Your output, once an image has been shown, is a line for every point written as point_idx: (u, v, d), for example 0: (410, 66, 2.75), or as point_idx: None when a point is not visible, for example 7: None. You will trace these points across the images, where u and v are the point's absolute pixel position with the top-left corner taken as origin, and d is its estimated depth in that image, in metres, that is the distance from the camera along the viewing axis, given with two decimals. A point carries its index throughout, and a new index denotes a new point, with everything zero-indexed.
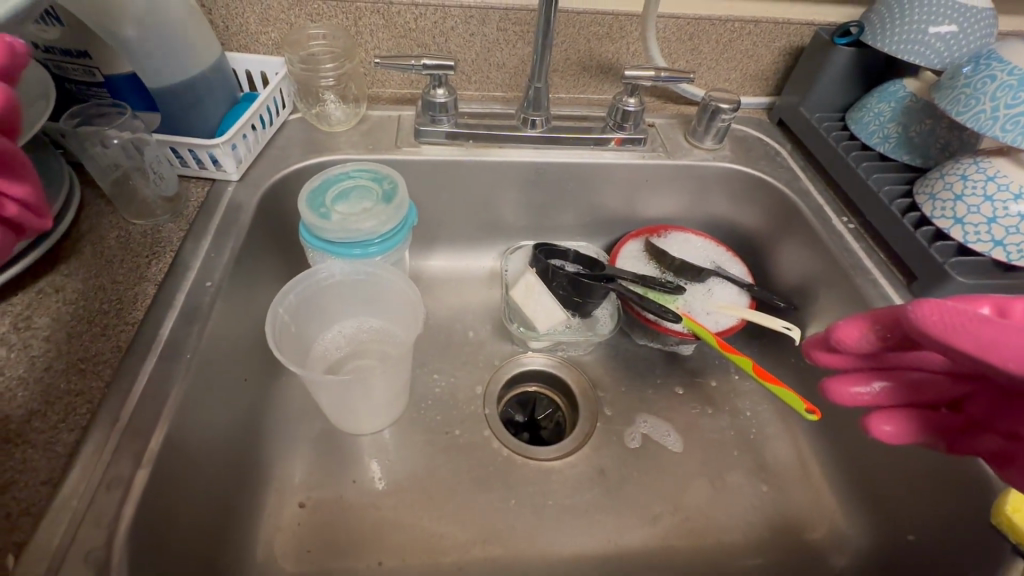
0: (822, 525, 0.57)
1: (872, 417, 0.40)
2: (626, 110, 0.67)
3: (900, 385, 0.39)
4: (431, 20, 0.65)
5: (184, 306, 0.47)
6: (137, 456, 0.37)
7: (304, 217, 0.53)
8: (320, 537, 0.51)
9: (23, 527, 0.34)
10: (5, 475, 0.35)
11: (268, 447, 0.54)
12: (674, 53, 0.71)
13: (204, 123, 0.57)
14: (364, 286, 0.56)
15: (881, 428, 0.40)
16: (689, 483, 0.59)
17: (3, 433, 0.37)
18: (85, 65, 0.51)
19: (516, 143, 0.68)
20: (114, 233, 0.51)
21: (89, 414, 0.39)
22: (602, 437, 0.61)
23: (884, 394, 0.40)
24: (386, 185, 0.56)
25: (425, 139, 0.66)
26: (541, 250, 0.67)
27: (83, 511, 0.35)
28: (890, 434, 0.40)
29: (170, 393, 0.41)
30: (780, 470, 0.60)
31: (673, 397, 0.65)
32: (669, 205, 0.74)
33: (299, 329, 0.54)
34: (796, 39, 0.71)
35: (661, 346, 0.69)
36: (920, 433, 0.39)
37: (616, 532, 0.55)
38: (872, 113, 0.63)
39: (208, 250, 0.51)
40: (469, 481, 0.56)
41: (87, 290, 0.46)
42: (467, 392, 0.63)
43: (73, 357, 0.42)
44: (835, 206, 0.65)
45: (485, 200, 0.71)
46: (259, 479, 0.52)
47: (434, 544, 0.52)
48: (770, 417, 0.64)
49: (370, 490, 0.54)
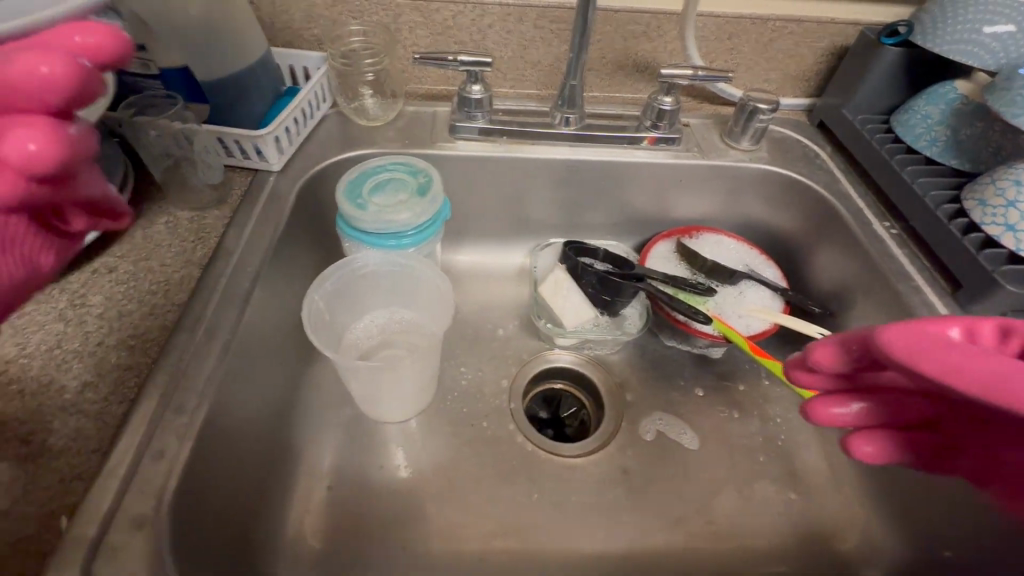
0: (854, 536, 0.55)
1: (853, 438, 0.38)
2: (662, 109, 0.66)
3: (878, 403, 0.38)
4: (469, 17, 0.66)
5: (227, 290, 0.48)
6: (181, 431, 0.39)
7: (341, 208, 0.54)
8: (347, 520, 0.52)
9: (76, 491, 0.36)
10: (60, 441, 0.37)
11: (299, 430, 0.55)
12: (712, 52, 0.70)
13: (250, 115, 0.59)
14: (396, 277, 0.57)
15: (862, 448, 0.38)
16: (715, 486, 0.58)
17: (59, 402, 0.39)
18: (142, 58, 0.55)
19: (549, 141, 0.68)
20: (163, 218, 0.53)
21: (137, 388, 0.41)
22: (627, 436, 0.61)
23: (862, 414, 0.38)
24: (421, 179, 0.57)
25: (460, 135, 0.67)
26: (571, 248, 0.67)
27: (131, 478, 0.36)
28: (870, 454, 0.38)
29: (212, 373, 0.43)
30: (811, 478, 0.59)
31: (701, 400, 0.64)
32: (702, 206, 0.73)
33: (334, 316, 0.55)
34: (840, 39, 0.70)
35: (689, 348, 0.68)
36: (901, 452, 0.38)
37: (639, 533, 0.55)
38: (919, 116, 0.61)
39: (250, 237, 0.53)
40: (494, 474, 0.57)
41: (138, 271, 0.48)
42: (493, 385, 0.64)
43: (124, 334, 0.44)
44: (877, 211, 0.63)
45: (517, 197, 0.71)
46: (290, 461, 0.53)
47: (458, 533, 0.53)
48: (802, 424, 0.63)
49: (397, 477, 0.56)
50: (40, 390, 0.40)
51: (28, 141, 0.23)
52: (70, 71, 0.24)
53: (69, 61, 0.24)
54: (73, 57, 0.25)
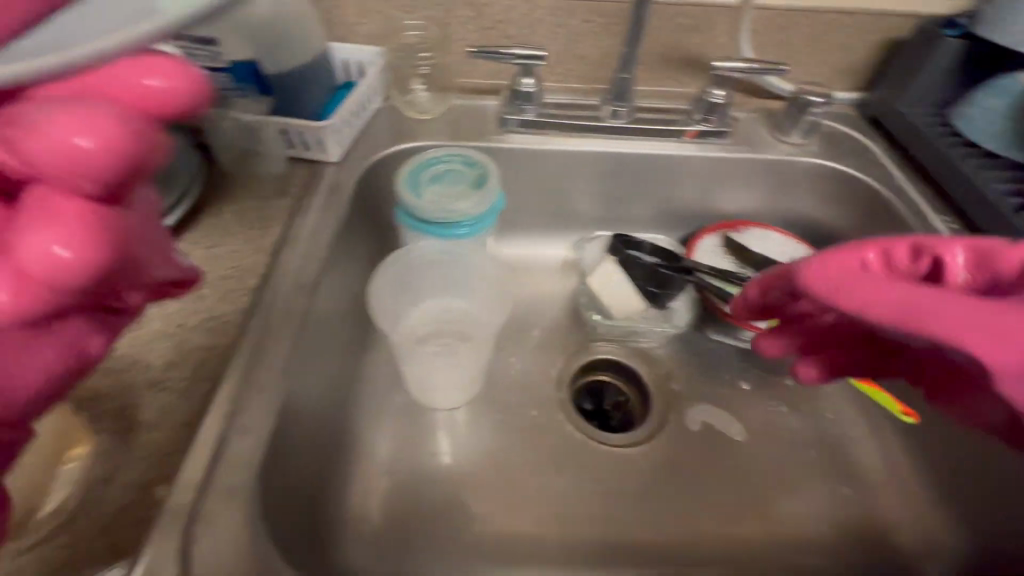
0: (912, 531, 0.55)
1: (796, 365, 0.48)
2: (713, 103, 0.67)
3: (807, 332, 0.48)
4: (521, 11, 0.66)
5: (297, 276, 0.50)
6: (263, 410, 0.41)
7: (402, 199, 0.56)
8: (407, 502, 0.53)
9: (170, 463, 0.37)
10: (151, 416, 0.39)
11: (358, 415, 0.57)
12: (762, 46, 0.70)
13: (311, 106, 0.61)
14: (453, 266, 0.59)
15: (805, 371, 0.48)
16: (767, 480, 0.58)
17: (148, 379, 0.41)
18: (213, 51, 0.56)
19: (599, 134, 0.68)
20: (231, 207, 0.55)
21: (218, 367, 0.43)
22: (676, 428, 0.61)
23: (795, 342, 0.49)
24: (478, 172, 0.58)
25: (510, 129, 0.68)
26: (619, 240, 0.67)
27: (221, 452, 0.38)
28: (811, 375, 0.48)
29: (287, 355, 0.45)
30: (865, 473, 0.59)
31: (751, 393, 0.64)
32: (750, 200, 0.73)
33: (393, 303, 0.57)
34: (895, 32, 0.69)
35: (736, 342, 0.67)
36: (835, 372, 0.48)
37: (691, 523, 0.55)
38: (980, 108, 0.60)
39: (315, 226, 0.54)
40: (547, 462, 0.58)
41: (210, 257, 0.50)
42: (542, 376, 0.65)
43: (202, 316, 0.46)
44: (935, 205, 0.62)
45: (563, 190, 0.72)
46: (351, 444, 0.55)
47: (515, 518, 0.54)
48: (854, 420, 0.62)
49: (452, 462, 0.57)
50: (127, 368, 0.42)
51: (55, 240, 0.20)
52: (114, 142, 0.21)
53: (108, 127, 0.21)
54: (116, 118, 0.21)
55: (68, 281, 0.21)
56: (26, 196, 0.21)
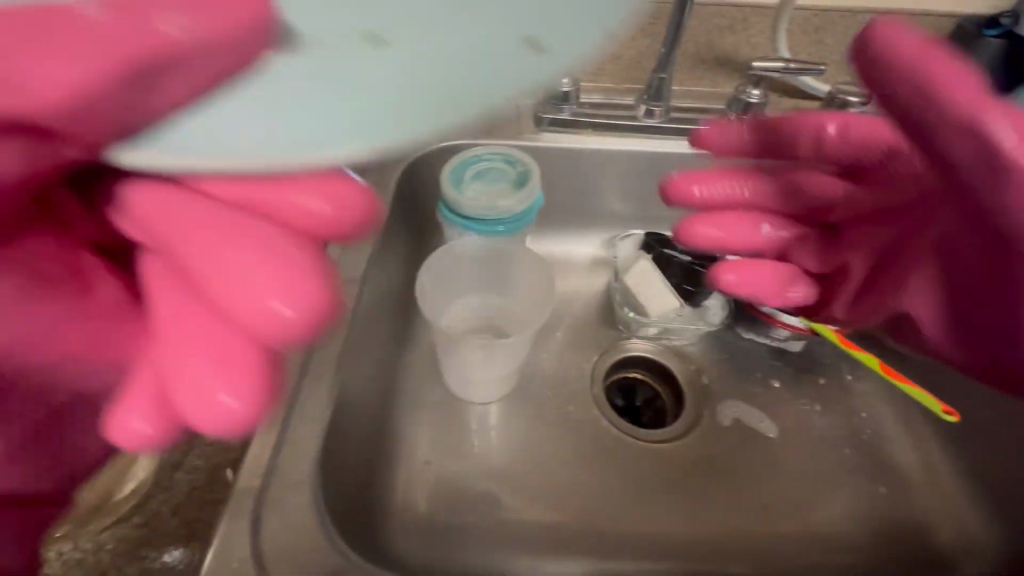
0: (949, 528, 0.56)
1: (721, 268, 0.49)
2: (749, 102, 0.67)
3: (749, 223, 0.49)
4: None
5: None
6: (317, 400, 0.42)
7: (447, 196, 0.57)
8: (448, 492, 0.55)
9: (236, 448, 0.40)
10: None
11: (399, 406, 0.58)
12: (797, 46, 0.70)
13: None
14: (492, 264, 0.60)
15: (725, 278, 0.50)
16: (801, 476, 0.58)
17: None
18: None
19: (633, 133, 0.69)
20: None
21: None
22: (709, 425, 0.62)
23: (728, 230, 0.48)
24: (520, 170, 0.59)
25: (547, 127, 0.69)
26: (654, 237, 0.67)
27: (283, 440, 0.41)
28: (728, 283, 0.50)
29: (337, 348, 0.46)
30: (900, 472, 0.59)
31: (784, 391, 0.64)
32: None
33: (435, 300, 0.58)
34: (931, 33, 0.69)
35: (769, 341, 0.67)
36: (756, 282, 0.49)
37: (726, 518, 0.56)
38: None
39: None
40: (584, 455, 0.59)
41: None
42: (576, 371, 0.65)
43: None
44: None
45: (597, 187, 0.72)
46: (393, 434, 0.56)
47: (554, 510, 0.55)
48: (890, 419, 0.62)
49: (490, 453, 0.58)
50: None
51: (225, 390, 0.22)
52: (298, 320, 0.21)
53: (306, 294, 0.22)
54: (304, 277, 0.22)
55: (215, 433, 0.22)
56: (209, 328, 0.23)
